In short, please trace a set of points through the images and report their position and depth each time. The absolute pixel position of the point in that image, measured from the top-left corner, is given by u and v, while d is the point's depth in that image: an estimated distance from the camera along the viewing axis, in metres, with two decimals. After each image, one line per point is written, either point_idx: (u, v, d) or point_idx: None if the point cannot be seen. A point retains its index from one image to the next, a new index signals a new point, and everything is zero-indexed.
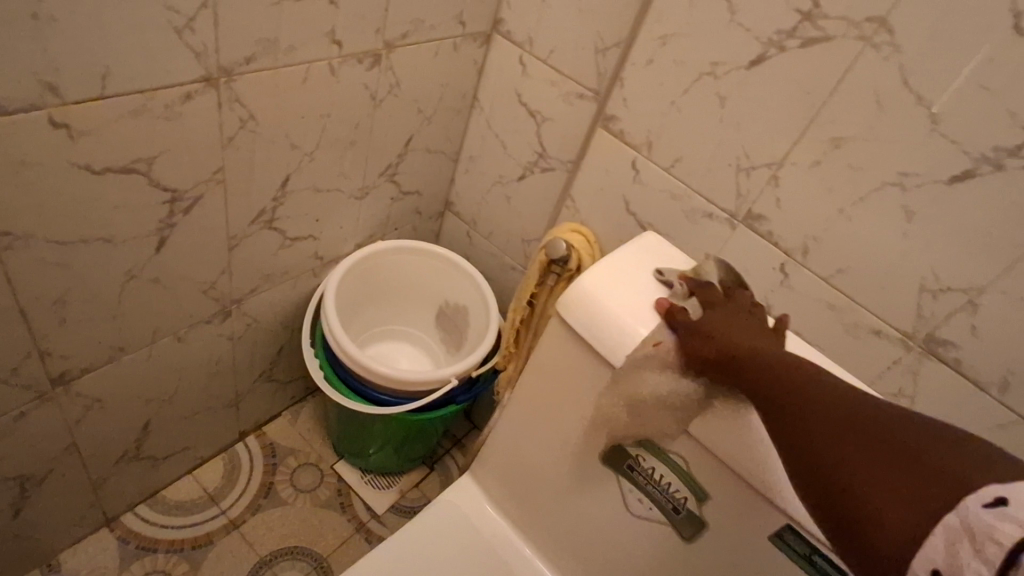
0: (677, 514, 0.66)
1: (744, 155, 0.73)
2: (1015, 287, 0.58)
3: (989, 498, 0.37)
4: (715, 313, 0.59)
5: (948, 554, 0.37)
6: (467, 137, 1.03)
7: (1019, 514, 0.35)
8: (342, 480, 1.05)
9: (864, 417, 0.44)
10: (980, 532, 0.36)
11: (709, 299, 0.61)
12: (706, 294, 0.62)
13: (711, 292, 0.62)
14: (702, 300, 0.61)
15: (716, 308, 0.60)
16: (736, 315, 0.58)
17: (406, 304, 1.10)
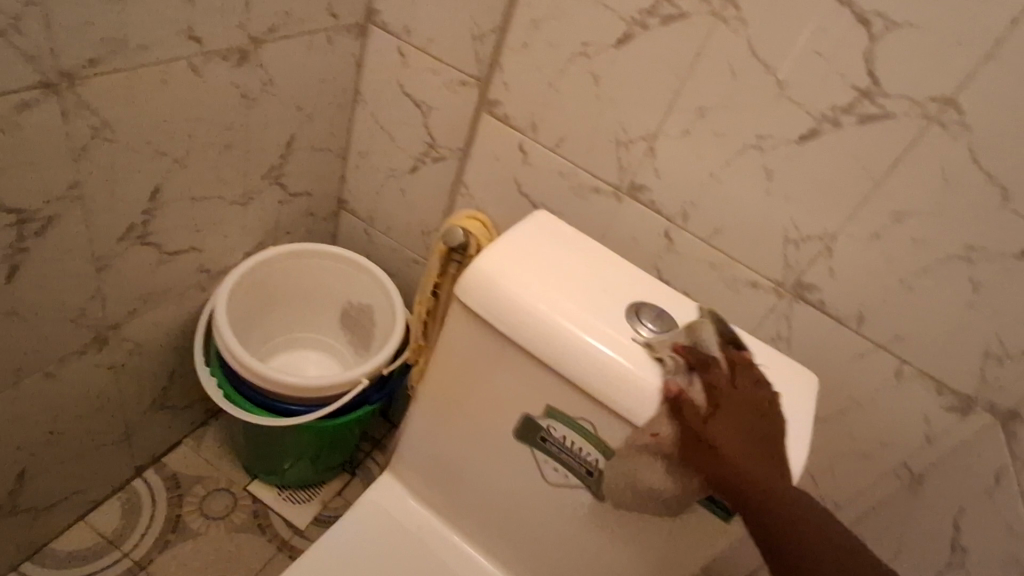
0: (590, 477, 0.60)
1: (622, 128, 0.73)
2: (859, 230, 0.64)
3: None
4: (722, 417, 0.54)
5: None
6: (355, 130, 0.99)
7: None
8: (257, 501, 1.02)
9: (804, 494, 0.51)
10: None
11: (714, 391, 0.54)
12: (711, 378, 0.55)
13: (716, 377, 0.55)
14: (708, 389, 0.54)
15: (724, 410, 0.54)
16: (741, 416, 0.54)
17: (308, 310, 1.08)
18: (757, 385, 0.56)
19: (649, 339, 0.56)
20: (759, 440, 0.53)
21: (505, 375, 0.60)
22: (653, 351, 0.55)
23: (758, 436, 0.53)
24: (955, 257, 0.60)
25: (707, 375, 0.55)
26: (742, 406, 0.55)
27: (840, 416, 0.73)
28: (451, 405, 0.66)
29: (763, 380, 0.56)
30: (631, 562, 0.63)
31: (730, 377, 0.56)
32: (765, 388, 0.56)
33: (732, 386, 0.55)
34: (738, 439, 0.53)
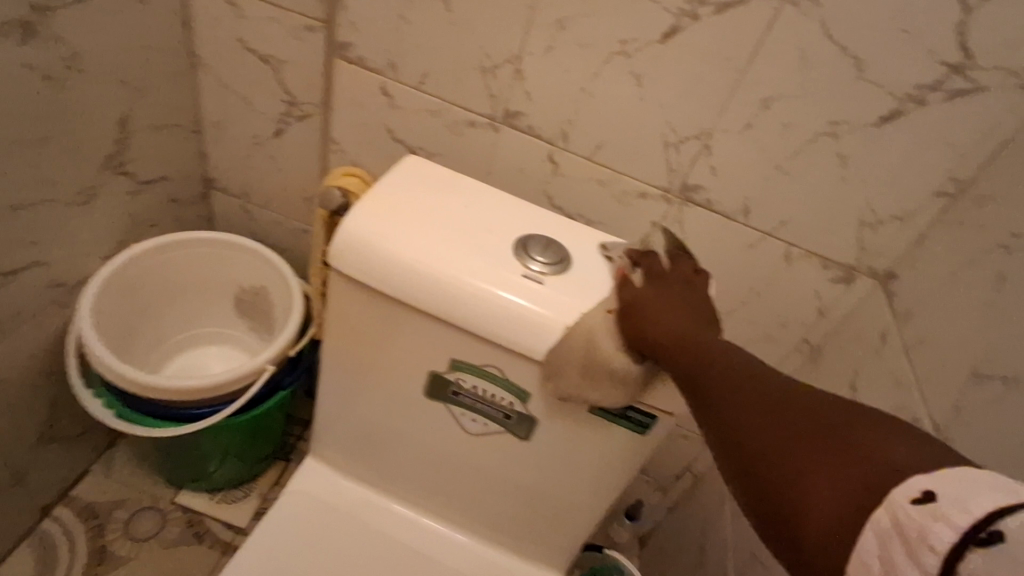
0: (508, 419, 0.59)
1: (484, 54, 0.68)
2: (732, 123, 0.64)
3: (917, 493, 0.29)
4: (653, 291, 0.51)
5: (883, 558, 0.29)
6: (201, 99, 0.89)
7: (947, 508, 0.28)
8: (188, 511, 0.97)
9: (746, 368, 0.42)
10: (914, 535, 0.28)
11: (652, 274, 0.53)
12: (649, 263, 0.54)
13: (655, 264, 0.54)
14: (645, 270, 0.54)
15: (655, 282, 0.52)
16: (674, 292, 0.50)
17: (198, 304, 0.99)
18: (694, 273, 0.53)
19: (605, 243, 0.60)
20: (693, 311, 0.49)
21: (405, 335, 0.57)
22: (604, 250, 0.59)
23: (694, 307, 0.49)
24: (822, 134, 0.61)
25: (645, 263, 0.54)
26: (677, 285, 0.51)
27: (742, 307, 0.75)
28: (359, 377, 0.63)
29: (702, 270, 0.53)
30: (565, 491, 0.63)
31: (666, 267, 0.54)
32: (702, 275, 0.53)
33: (667, 271, 0.53)
34: (669, 310, 0.49)
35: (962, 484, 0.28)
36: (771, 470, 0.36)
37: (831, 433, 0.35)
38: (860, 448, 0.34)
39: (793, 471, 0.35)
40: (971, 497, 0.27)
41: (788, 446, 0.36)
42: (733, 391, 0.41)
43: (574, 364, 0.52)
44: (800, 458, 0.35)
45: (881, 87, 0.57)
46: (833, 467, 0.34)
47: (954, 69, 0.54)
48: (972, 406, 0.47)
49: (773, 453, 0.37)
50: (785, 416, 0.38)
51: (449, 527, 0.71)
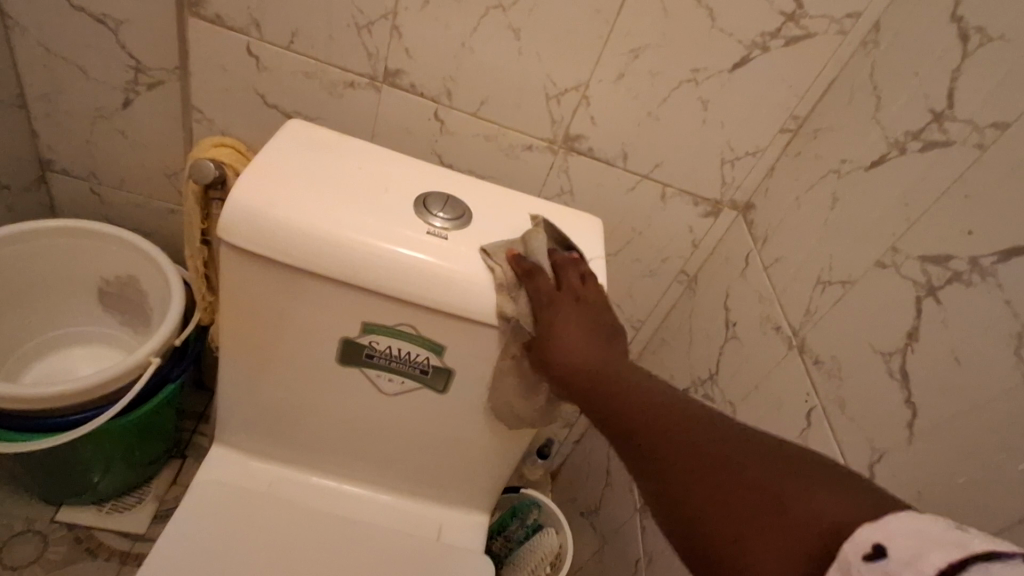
0: (425, 374, 0.60)
1: (357, 9, 0.66)
2: (606, 73, 0.67)
3: (867, 547, 0.25)
4: (560, 321, 0.51)
5: None
6: (23, 67, 0.77)
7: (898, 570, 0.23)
8: (74, 528, 0.89)
9: (666, 405, 0.41)
10: None
11: (546, 294, 0.53)
12: (536, 283, 0.53)
13: (543, 282, 0.53)
14: (536, 293, 0.53)
15: (556, 311, 0.52)
16: (572, 313, 0.51)
17: (53, 305, 0.89)
18: (582, 282, 0.54)
19: (485, 246, 0.56)
20: (598, 336, 0.50)
21: (310, 304, 0.56)
22: (485, 255, 0.55)
23: (602, 335, 0.50)
24: (685, 81, 0.67)
25: (531, 281, 0.54)
26: (573, 302, 0.52)
27: (627, 247, 0.81)
28: (262, 353, 0.61)
29: (588, 274, 0.55)
30: (485, 438, 0.66)
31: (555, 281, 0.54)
32: (590, 281, 0.54)
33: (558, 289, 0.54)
34: (576, 338, 0.50)
35: (913, 533, 0.24)
36: (703, 526, 0.33)
37: (759, 483, 0.32)
38: (791, 500, 0.31)
39: (727, 530, 0.32)
40: (923, 552, 0.23)
41: (718, 503, 0.33)
42: (660, 441, 0.38)
43: (482, 312, 0.54)
44: (732, 516, 0.32)
45: (732, 35, 0.63)
46: (766, 526, 0.30)
47: (789, 18, 0.61)
48: (822, 310, 0.56)
49: (705, 511, 0.33)
50: (712, 465, 0.35)
51: (372, 489, 0.71)
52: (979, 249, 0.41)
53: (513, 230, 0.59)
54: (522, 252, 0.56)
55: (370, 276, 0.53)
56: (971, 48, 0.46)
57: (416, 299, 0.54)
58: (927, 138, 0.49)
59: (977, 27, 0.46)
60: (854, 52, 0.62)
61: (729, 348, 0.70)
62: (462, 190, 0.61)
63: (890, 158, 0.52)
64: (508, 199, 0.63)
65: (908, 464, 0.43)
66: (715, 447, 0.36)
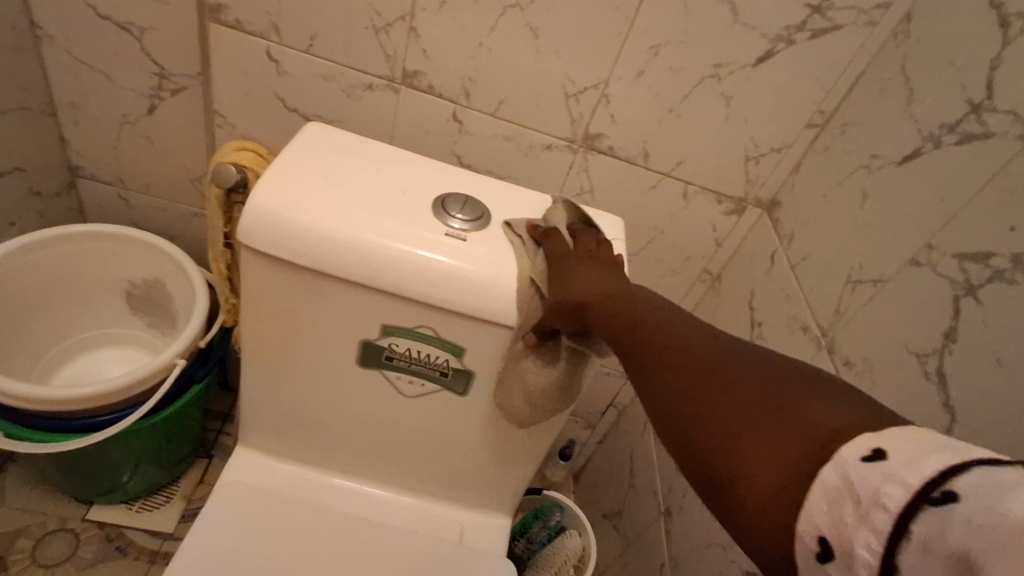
0: (445, 377, 0.60)
1: (375, 12, 0.66)
2: (627, 71, 0.66)
3: (868, 449, 0.25)
4: (575, 267, 0.51)
5: (832, 520, 0.25)
6: (52, 76, 0.79)
7: (898, 465, 0.24)
8: (105, 526, 0.91)
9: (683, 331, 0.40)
10: (866, 494, 0.24)
11: (561, 252, 0.53)
12: (552, 246, 0.54)
13: (558, 243, 0.54)
14: (551, 252, 0.54)
15: (569, 265, 0.52)
16: (584, 267, 0.51)
17: (83, 308, 0.91)
18: (598, 246, 0.54)
19: (509, 218, 0.58)
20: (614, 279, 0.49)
21: (331, 306, 0.56)
22: (509, 229, 0.57)
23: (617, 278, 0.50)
24: (707, 76, 0.65)
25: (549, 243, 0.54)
26: (587, 255, 0.52)
27: (649, 246, 0.80)
28: (284, 356, 0.61)
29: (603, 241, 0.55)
30: (505, 440, 0.65)
31: (570, 243, 0.54)
32: (604, 246, 0.54)
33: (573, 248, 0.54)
34: (588, 281, 0.49)
35: (916, 441, 0.24)
36: (706, 431, 0.33)
37: (762, 395, 0.32)
38: (793, 408, 0.30)
39: (729, 434, 0.31)
40: (926, 454, 0.23)
41: (718, 413, 0.33)
42: (667, 359, 0.38)
43: (503, 315, 0.54)
44: (735, 430, 0.31)
45: (756, 29, 0.62)
46: (769, 437, 0.30)
47: (816, 10, 0.60)
48: (851, 309, 0.54)
49: (706, 421, 0.33)
50: (726, 381, 0.34)
51: (393, 491, 0.71)
52: (1021, 246, 0.40)
53: (529, 211, 0.61)
54: (540, 223, 0.58)
55: (388, 269, 0.52)
56: (1012, 36, 0.44)
57: (437, 299, 0.53)
58: (964, 130, 0.47)
59: (1018, 14, 0.44)
60: (884, 43, 0.60)
61: None
62: (480, 186, 0.62)
63: (923, 152, 0.50)
64: (526, 196, 0.62)
65: None
66: (730, 363, 0.35)
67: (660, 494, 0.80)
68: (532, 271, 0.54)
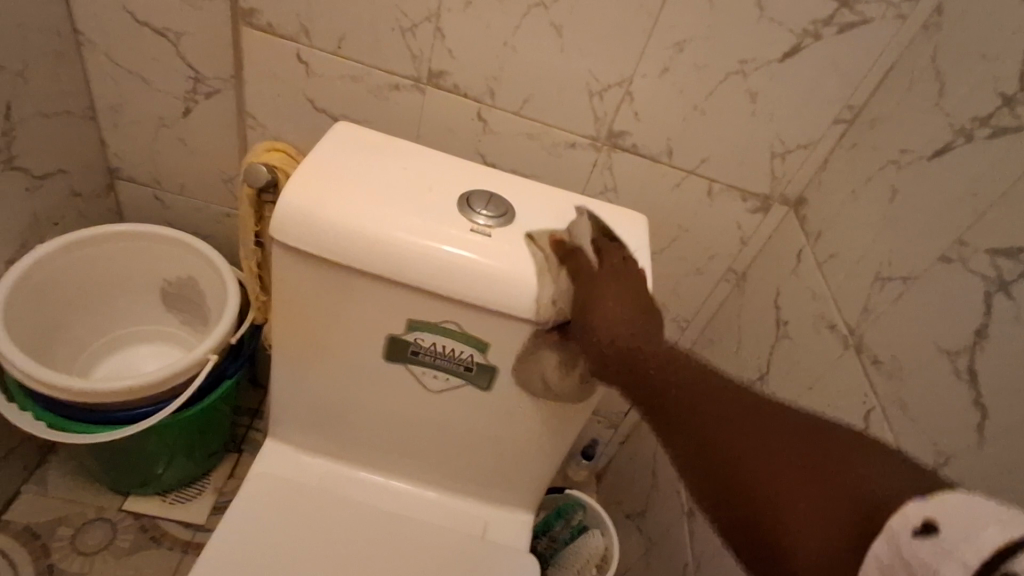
0: (469, 372, 0.60)
1: (402, 13, 0.67)
2: (651, 68, 0.66)
3: (917, 522, 0.28)
4: (601, 287, 0.52)
5: None
6: (93, 80, 0.82)
7: (951, 540, 0.26)
8: (140, 517, 0.94)
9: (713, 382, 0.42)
10: (921, 568, 0.26)
11: (587, 270, 0.54)
12: (576, 263, 0.55)
13: (584, 262, 0.55)
14: (576, 270, 0.54)
15: (594, 286, 0.53)
16: (610, 288, 0.52)
17: (121, 305, 0.94)
18: (624, 263, 0.55)
19: (530, 231, 0.57)
20: (639, 304, 0.51)
21: (358, 301, 0.57)
22: (529, 239, 0.56)
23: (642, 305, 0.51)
24: (732, 73, 0.65)
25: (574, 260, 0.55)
26: (612, 277, 0.53)
27: (673, 244, 0.79)
28: (312, 350, 0.63)
29: (630, 258, 0.56)
30: (528, 436, 0.66)
31: (596, 261, 0.56)
32: (631, 264, 0.55)
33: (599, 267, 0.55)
34: (615, 306, 0.50)
35: (962, 511, 0.27)
36: (753, 487, 0.36)
37: (804, 456, 0.35)
38: (834, 467, 0.34)
39: (778, 492, 0.35)
40: (976, 528, 0.26)
41: (766, 474, 0.36)
42: (701, 414, 0.41)
43: (527, 311, 0.55)
44: (783, 488, 0.35)
45: (782, 25, 0.61)
46: (817, 499, 0.33)
47: (843, 4, 0.59)
48: (879, 307, 0.54)
49: (761, 479, 0.36)
50: (766, 437, 0.37)
51: (417, 486, 0.72)
52: None
53: (553, 223, 0.59)
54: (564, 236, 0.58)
55: (416, 268, 0.53)
56: None
57: (462, 294, 0.54)
58: (997, 123, 0.46)
59: None
60: (914, 36, 0.60)
61: (781, 347, 0.68)
62: (506, 185, 0.62)
63: (955, 146, 0.50)
64: (551, 195, 0.63)
65: (977, 467, 0.40)
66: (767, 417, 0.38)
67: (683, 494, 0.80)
68: (553, 288, 0.54)
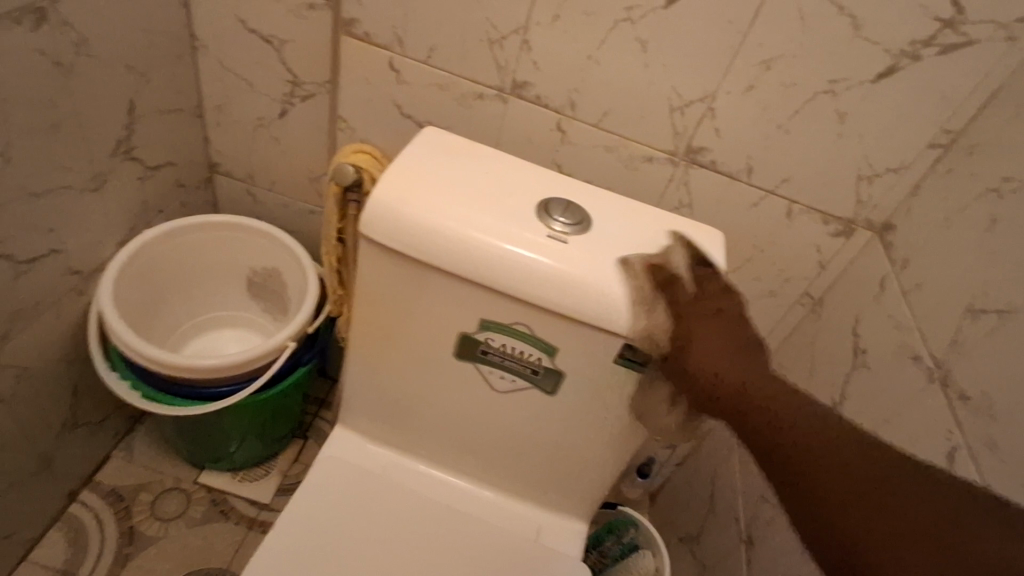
0: (536, 375, 0.61)
1: (492, 25, 0.69)
2: (735, 85, 0.66)
3: None
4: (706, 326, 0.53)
5: None
6: (204, 82, 0.89)
7: None
8: (212, 490, 1.00)
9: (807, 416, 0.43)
10: None
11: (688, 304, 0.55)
12: (675, 295, 0.55)
13: (682, 294, 0.55)
14: (676, 304, 0.55)
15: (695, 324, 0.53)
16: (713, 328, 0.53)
17: (211, 290, 1.01)
18: (722, 295, 0.56)
19: (621, 255, 0.57)
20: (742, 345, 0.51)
21: (434, 298, 0.60)
22: (623, 261, 0.56)
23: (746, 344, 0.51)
24: (821, 93, 0.64)
25: (670, 292, 0.56)
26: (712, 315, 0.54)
27: (747, 264, 0.78)
28: (388, 343, 0.65)
29: (728, 287, 0.56)
30: (589, 444, 0.66)
31: (694, 293, 0.56)
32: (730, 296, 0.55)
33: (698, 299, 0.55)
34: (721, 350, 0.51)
35: None
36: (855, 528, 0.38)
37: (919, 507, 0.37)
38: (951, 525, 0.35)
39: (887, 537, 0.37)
40: None
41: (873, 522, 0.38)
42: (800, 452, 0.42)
43: (598, 316, 0.55)
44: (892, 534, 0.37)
45: (878, 44, 0.60)
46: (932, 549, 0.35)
47: (947, 24, 0.57)
48: (971, 340, 0.51)
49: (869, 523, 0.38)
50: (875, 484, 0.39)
51: (475, 485, 0.74)
52: None
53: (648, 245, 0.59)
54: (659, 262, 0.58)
55: (491, 272, 0.55)
56: None
57: (533, 299, 0.55)
58: None
59: None
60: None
61: (858, 377, 0.65)
62: (585, 195, 0.63)
63: None
64: (630, 208, 0.63)
65: None
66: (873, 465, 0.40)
67: (742, 521, 0.78)
68: (651, 319, 0.55)
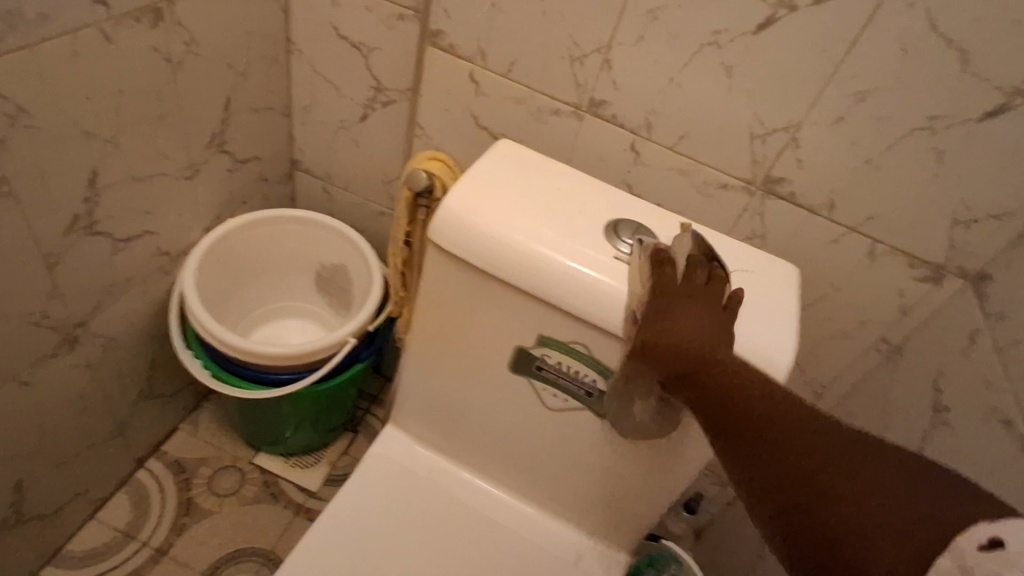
0: (590, 397, 0.61)
1: (574, 43, 0.70)
2: (823, 116, 0.63)
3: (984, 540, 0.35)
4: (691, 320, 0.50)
5: None
6: (295, 84, 0.93)
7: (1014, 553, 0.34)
8: (265, 472, 1.04)
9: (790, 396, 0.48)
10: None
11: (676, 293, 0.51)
12: (663, 280, 0.51)
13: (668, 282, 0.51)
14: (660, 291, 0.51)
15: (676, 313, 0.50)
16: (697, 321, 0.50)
17: (282, 279, 1.05)
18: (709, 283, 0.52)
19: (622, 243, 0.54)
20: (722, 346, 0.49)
21: (494, 309, 0.60)
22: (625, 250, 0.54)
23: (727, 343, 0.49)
24: (919, 129, 0.60)
25: (659, 279, 0.52)
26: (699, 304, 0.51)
27: (821, 302, 0.74)
28: (445, 349, 0.66)
29: (717, 274, 0.52)
30: (637, 473, 0.64)
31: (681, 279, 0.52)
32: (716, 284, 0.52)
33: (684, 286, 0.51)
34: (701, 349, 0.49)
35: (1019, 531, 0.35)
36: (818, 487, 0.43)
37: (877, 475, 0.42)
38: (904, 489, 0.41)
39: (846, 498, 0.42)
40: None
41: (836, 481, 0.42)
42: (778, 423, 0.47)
43: None
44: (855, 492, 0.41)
45: (988, 81, 0.56)
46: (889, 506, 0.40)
47: None
48: None
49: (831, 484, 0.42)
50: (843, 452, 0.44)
51: (517, 499, 0.73)
52: None
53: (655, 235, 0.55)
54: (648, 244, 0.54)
55: (552, 288, 0.55)
56: None
57: (594, 320, 0.55)
58: None
59: None
60: None
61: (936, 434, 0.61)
62: (658, 221, 0.62)
63: None
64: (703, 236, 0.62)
65: None
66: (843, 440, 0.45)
67: None
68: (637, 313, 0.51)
